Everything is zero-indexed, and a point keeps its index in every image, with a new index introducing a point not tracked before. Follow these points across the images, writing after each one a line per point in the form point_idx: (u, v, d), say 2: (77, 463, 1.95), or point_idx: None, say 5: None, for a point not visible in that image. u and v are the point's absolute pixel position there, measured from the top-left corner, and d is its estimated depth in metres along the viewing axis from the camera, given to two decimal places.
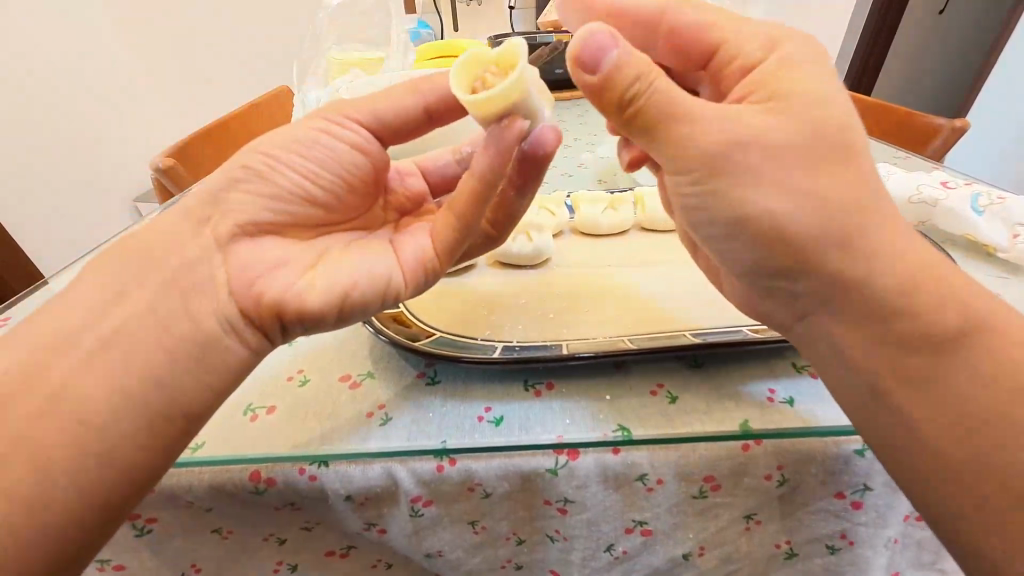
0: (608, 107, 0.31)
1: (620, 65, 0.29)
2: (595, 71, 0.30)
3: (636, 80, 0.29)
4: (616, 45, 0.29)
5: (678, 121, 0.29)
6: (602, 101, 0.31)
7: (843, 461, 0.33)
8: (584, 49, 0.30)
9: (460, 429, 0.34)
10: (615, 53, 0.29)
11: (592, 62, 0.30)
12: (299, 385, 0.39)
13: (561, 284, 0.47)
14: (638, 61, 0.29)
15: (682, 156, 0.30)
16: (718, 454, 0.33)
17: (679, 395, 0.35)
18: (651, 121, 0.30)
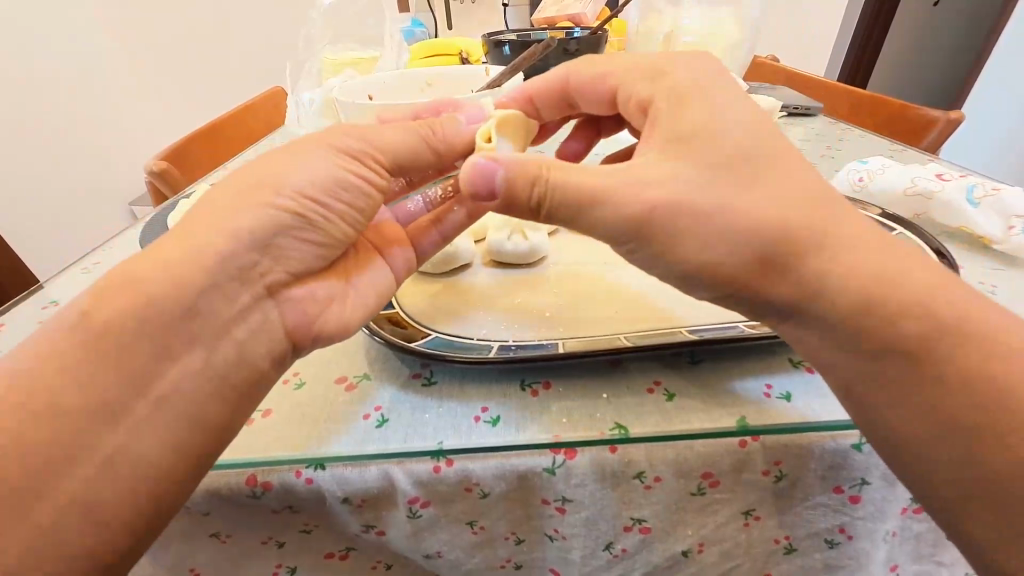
0: (520, 212, 0.35)
1: (512, 182, 0.34)
2: (493, 189, 0.34)
3: (538, 185, 0.33)
4: (498, 165, 0.34)
5: (592, 214, 0.33)
6: (512, 210, 0.35)
7: (839, 455, 0.33)
8: (473, 182, 0.34)
9: (457, 430, 0.34)
10: (501, 171, 0.34)
11: (490, 186, 0.34)
12: (296, 388, 0.38)
13: (557, 282, 0.47)
14: (524, 166, 0.34)
15: (601, 230, 0.33)
16: (715, 450, 0.33)
17: (676, 392, 0.35)
18: (563, 211, 0.34)
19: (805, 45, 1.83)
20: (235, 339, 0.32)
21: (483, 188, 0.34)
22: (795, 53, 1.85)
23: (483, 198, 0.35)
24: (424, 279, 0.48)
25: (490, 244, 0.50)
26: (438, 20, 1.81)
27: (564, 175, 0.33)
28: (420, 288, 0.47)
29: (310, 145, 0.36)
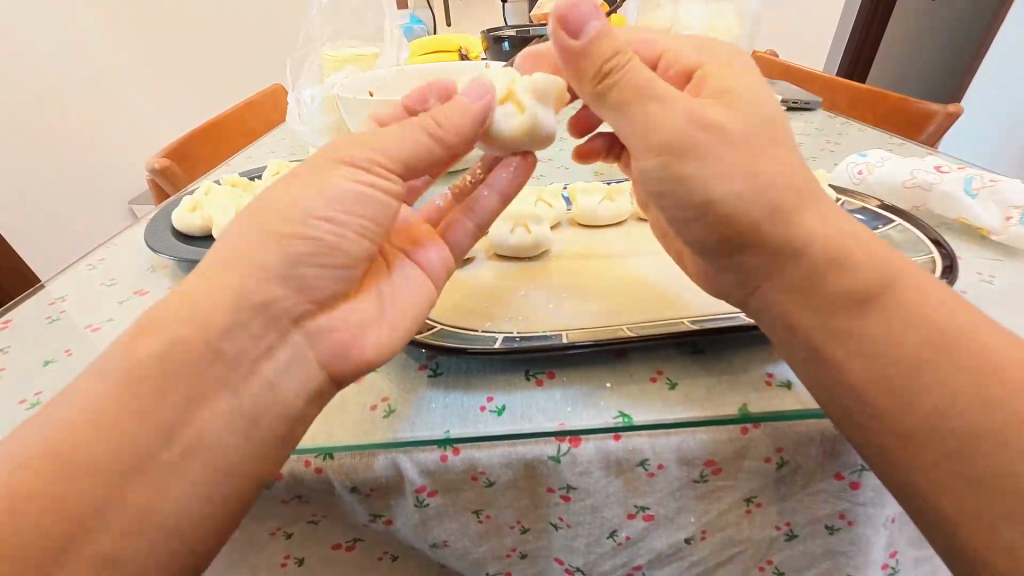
0: (583, 75, 0.35)
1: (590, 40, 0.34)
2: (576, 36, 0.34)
3: (614, 52, 0.33)
4: (592, 19, 0.34)
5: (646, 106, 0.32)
6: (579, 69, 0.35)
7: (839, 441, 0.33)
8: (567, 19, 0.34)
9: (464, 420, 0.34)
10: (596, 24, 0.34)
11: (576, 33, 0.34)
12: None
13: (561, 275, 0.47)
14: (614, 37, 0.34)
15: (643, 123, 0.32)
16: (718, 437, 0.34)
17: (679, 381, 0.36)
18: (620, 91, 0.33)
19: (804, 44, 1.83)
20: (267, 375, 0.31)
21: (572, 31, 0.34)
22: (794, 51, 1.86)
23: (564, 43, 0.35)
24: None
25: (494, 238, 0.51)
26: (437, 19, 1.82)
27: (640, 61, 0.33)
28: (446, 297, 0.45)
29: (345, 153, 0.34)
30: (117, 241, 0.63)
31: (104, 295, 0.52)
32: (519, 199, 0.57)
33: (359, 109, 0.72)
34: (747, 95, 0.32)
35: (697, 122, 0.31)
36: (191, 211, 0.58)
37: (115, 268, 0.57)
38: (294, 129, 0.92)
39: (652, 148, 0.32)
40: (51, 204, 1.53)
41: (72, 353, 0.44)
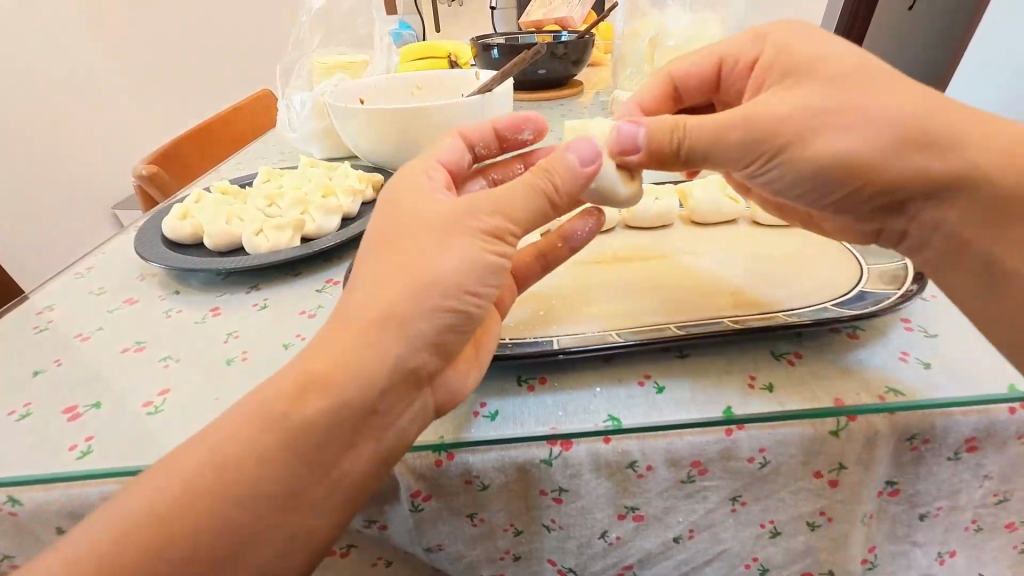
0: (667, 162, 0.40)
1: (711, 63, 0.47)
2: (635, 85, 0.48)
3: (669, 132, 0.39)
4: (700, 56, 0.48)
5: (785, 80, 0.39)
6: (656, 161, 0.40)
7: (818, 441, 0.35)
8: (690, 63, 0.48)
9: (458, 424, 0.35)
10: (641, 130, 0.40)
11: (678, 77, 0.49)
12: None
13: (551, 282, 0.48)
14: (663, 123, 0.39)
15: (749, 147, 0.37)
16: (703, 440, 0.35)
17: (666, 385, 0.37)
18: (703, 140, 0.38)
19: None
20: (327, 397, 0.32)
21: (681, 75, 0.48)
22: None
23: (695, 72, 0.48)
24: None
25: None
26: (425, 25, 1.84)
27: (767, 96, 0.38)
28: None
29: (418, 210, 0.33)
30: (107, 248, 0.63)
31: (94, 305, 0.52)
32: None
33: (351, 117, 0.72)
34: (802, 97, 0.36)
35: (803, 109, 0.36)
36: (181, 219, 0.58)
37: (105, 277, 0.57)
38: (284, 134, 0.92)
39: (756, 155, 0.37)
40: (40, 208, 1.52)
41: (63, 363, 0.44)
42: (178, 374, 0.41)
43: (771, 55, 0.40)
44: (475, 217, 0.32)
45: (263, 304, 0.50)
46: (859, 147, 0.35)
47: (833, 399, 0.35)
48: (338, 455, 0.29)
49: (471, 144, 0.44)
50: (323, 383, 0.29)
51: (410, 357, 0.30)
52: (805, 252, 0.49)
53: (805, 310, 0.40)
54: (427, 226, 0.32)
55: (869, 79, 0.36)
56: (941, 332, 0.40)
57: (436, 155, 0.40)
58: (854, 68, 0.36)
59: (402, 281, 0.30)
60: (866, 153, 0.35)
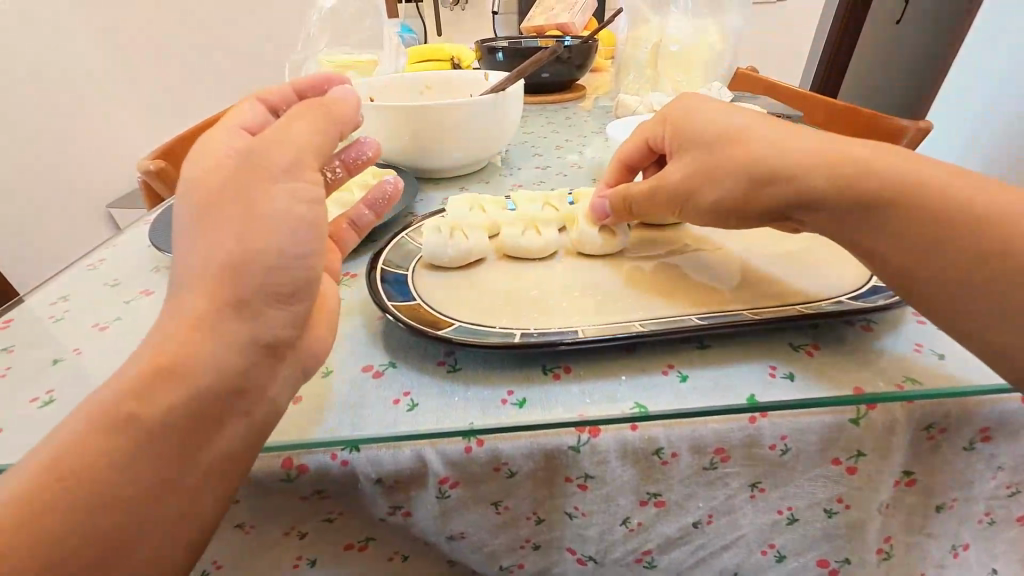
0: (623, 216, 0.51)
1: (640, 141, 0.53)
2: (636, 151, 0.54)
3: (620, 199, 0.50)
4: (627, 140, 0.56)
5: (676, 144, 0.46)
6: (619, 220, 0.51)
7: (838, 429, 0.36)
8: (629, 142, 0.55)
9: (486, 411, 0.35)
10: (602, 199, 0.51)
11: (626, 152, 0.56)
12: (323, 376, 0.39)
13: (570, 275, 0.49)
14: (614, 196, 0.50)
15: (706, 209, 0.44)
16: (727, 427, 0.36)
17: (689, 374, 0.38)
18: (659, 198, 0.47)
19: None
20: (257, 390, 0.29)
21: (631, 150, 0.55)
22: None
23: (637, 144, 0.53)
24: (443, 275, 0.48)
25: (503, 240, 0.51)
26: (426, 29, 1.85)
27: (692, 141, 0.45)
28: (488, 312, 0.43)
29: (220, 149, 0.31)
30: (118, 242, 0.62)
31: (109, 296, 0.51)
32: (523, 203, 0.56)
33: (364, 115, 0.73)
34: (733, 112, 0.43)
35: (693, 175, 0.44)
36: None
37: (116, 269, 0.57)
38: None
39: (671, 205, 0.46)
40: (36, 204, 1.50)
41: (82, 353, 0.43)
42: None
43: (669, 121, 0.48)
44: (302, 170, 0.30)
45: None
46: (724, 194, 0.42)
47: (853, 388, 0.36)
48: (213, 440, 0.26)
49: (274, 108, 0.38)
50: (181, 364, 0.25)
51: (268, 332, 0.28)
52: (816, 249, 0.50)
53: (821, 304, 0.41)
54: (239, 164, 0.30)
55: (741, 134, 0.41)
56: None
57: (235, 120, 0.34)
58: (711, 131, 0.43)
59: (214, 261, 0.27)
60: (721, 193, 0.42)
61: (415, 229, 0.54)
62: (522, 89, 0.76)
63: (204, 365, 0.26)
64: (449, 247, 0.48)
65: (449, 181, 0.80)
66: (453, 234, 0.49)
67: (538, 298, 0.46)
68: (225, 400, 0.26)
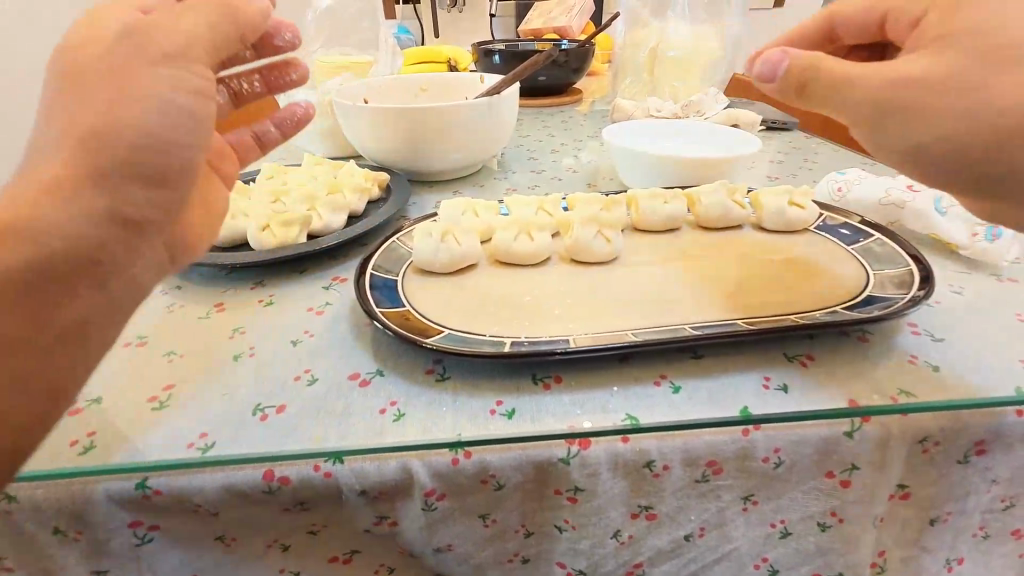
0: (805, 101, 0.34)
1: (803, 65, 0.33)
2: (782, 80, 0.34)
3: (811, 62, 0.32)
4: (784, 50, 0.33)
5: (884, 125, 0.32)
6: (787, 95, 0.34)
7: (833, 442, 0.35)
8: (758, 65, 0.34)
9: (474, 422, 0.35)
10: (788, 58, 0.33)
11: (772, 76, 0.34)
12: (309, 384, 0.38)
13: (563, 281, 0.48)
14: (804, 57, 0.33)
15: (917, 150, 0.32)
16: (720, 440, 0.35)
17: (682, 385, 0.37)
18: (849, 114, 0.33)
19: None
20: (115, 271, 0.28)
21: (765, 78, 0.34)
22: None
23: (765, 88, 0.35)
24: (434, 280, 0.48)
25: (496, 244, 0.50)
26: (423, 30, 1.85)
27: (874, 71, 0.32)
28: (479, 319, 0.43)
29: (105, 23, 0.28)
30: None
31: None
32: (518, 206, 0.55)
33: (358, 116, 0.72)
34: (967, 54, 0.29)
35: (921, 106, 0.30)
36: None
37: None
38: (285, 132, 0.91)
39: (856, 116, 0.33)
40: None
41: None
42: (182, 369, 0.40)
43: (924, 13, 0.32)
44: (189, 59, 0.27)
45: (268, 300, 0.49)
46: (942, 145, 0.31)
47: (848, 400, 0.35)
48: (53, 311, 0.26)
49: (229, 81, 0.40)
50: (25, 228, 0.24)
51: (136, 215, 0.27)
52: (812, 257, 0.50)
53: (816, 314, 0.41)
54: (119, 38, 0.27)
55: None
56: (949, 336, 0.41)
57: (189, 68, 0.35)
58: (996, 40, 0.29)
59: (78, 136, 0.25)
60: (949, 70, 0.30)
61: (406, 233, 0.53)
62: (518, 92, 0.75)
63: (64, 224, 0.25)
64: (440, 251, 0.47)
65: (444, 184, 0.80)
66: (445, 238, 0.48)
67: (531, 304, 0.45)
68: (74, 264, 0.25)
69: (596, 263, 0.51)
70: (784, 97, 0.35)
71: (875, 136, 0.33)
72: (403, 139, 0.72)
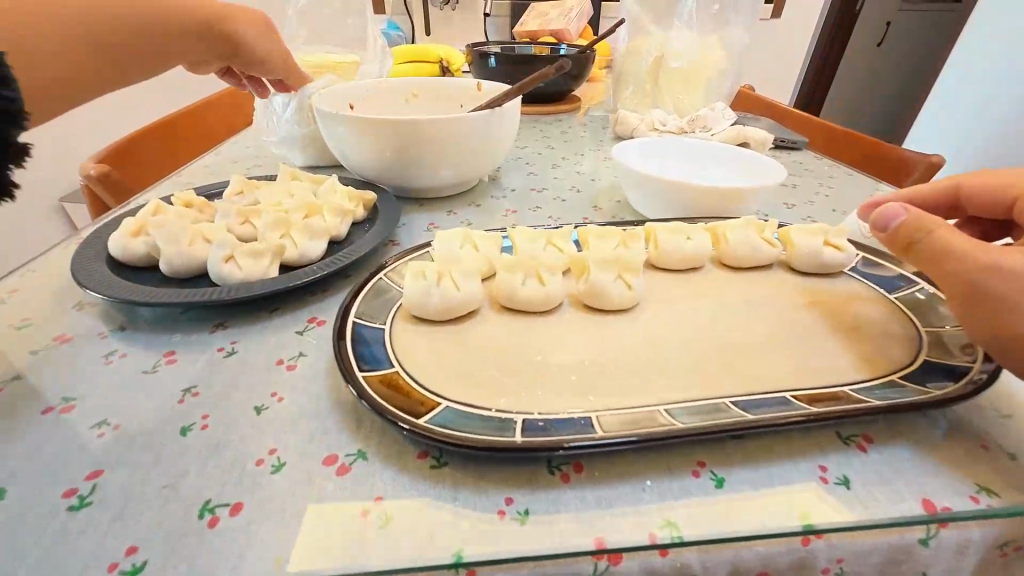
0: (906, 257, 0.36)
1: (914, 226, 0.35)
2: (892, 233, 0.36)
3: (922, 230, 0.35)
4: (903, 207, 0.36)
5: (982, 309, 0.33)
6: (900, 251, 0.36)
7: (903, 551, 0.30)
8: (875, 215, 0.37)
9: (479, 531, 0.28)
10: (905, 215, 0.36)
11: (885, 226, 0.36)
12: (273, 472, 0.31)
13: (577, 332, 0.42)
14: (924, 219, 0.35)
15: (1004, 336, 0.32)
16: (774, 550, 0.29)
17: (725, 476, 0.31)
18: (948, 286, 0.34)
19: None
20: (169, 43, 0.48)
21: (877, 226, 0.37)
22: None
23: (876, 235, 0.37)
24: (427, 329, 0.41)
25: (500, 287, 0.44)
26: (414, 28, 1.77)
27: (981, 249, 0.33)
28: (482, 383, 0.36)
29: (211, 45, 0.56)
30: (37, 267, 0.52)
31: (14, 342, 0.42)
32: (524, 241, 0.49)
33: (341, 125, 0.64)
34: None
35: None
36: (134, 237, 0.49)
37: (30, 305, 0.47)
38: (261, 137, 0.83)
39: (955, 293, 0.34)
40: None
41: None
42: (115, 447, 0.32)
43: None
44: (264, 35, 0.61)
45: (231, 350, 0.42)
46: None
47: (922, 501, 0.30)
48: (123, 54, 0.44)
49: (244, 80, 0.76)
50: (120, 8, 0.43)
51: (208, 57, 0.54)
52: (852, 308, 0.44)
53: (871, 387, 0.36)
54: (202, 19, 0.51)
55: None
56: (1017, 411, 0.36)
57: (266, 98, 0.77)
58: None
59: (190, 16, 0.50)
60: None
61: (394, 270, 0.46)
62: (520, 104, 0.68)
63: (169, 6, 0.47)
64: (435, 296, 0.41)
65: (436, 201, 0.73)
66: (441, 280, 0.42)
67: (541, 362, 0.38)
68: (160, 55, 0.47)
69: (611, 311, 0.45)
70: (891, 247, 0.37)
71: (973, 315, 0.34)
72: (392, 153, 0.64)
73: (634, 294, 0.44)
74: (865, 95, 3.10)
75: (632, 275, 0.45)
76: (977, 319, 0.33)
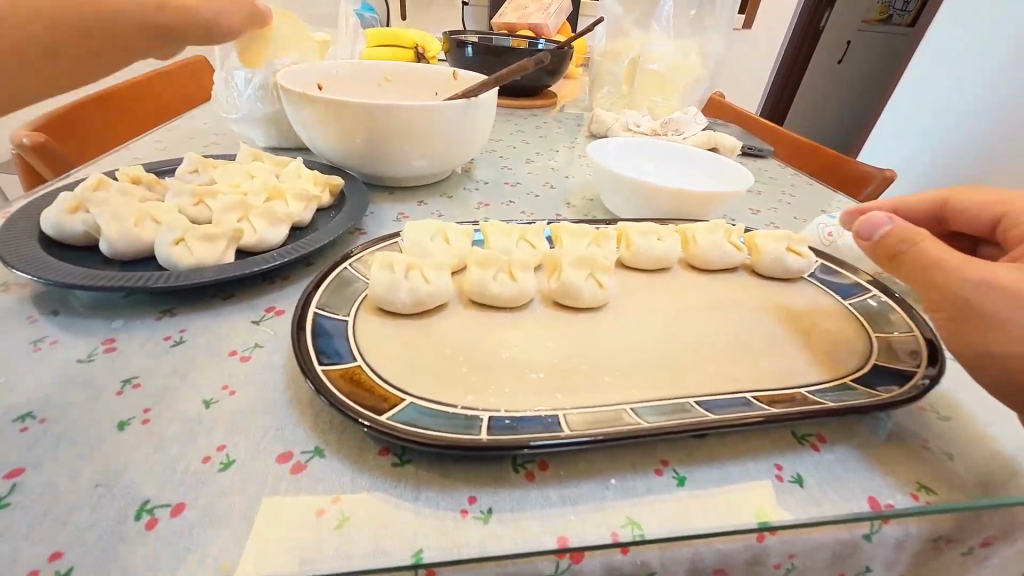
0: (889, 265, 0.36)
1: (899, 236, 0.35)
2: (875, 243, 0.36)
3: (909, 239, 0.34)
4: (890, 217, 0.36)
5: (960, 321, 0.32)
6: (884, 259, 0.36)
7: (850, 546, 0.31)
8: (860, 222, 0.37)
9: (441, 531, 0.27)
10: (892, 223, 0.35)
11: (870, 234, 0.36)
12: (221, 470, 0.29)
13: (546, 329, 0.42)
14: (910, 229, 0.35)
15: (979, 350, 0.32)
16: (730, 547, 0.30)
17: (687, 475, 0.32)
18: (929, 296, 0.33)
19: None
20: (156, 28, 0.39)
21: (861, 234, 0.37)
22: None
23: (859, 243, 0.37)
24: (392, 323, 0.39)
25: (471, 281, 0.43)
26: (389, 10, 1.72)
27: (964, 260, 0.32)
28: (449, 380, 0.35)
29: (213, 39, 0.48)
30: None
31: None
32: (497, 237, 0.48)
33: (308, 106, 0.61)
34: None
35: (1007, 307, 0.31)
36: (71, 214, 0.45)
37: None
38: (221, 113, 0.78)
39: (934, 304, 0.33)
40: None
41: None
42: (41, 442, 0.30)
43: None
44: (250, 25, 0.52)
45: (179, 339, 0.39)
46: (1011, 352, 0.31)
47: (868, 498, 0.31)
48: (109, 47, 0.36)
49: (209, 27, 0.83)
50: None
51: None
52: (809, 312, 0.46)
53: (826, 388, 0.37)
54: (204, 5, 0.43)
55: None
56: (955, 414, 0.38)
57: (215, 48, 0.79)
58: None
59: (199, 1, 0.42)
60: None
61: (360, 260, 0.45)
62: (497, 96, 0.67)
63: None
64: (402, 289, 0.39)
65: (407, 191, 0.71)
66: (410, 272, 0.41)
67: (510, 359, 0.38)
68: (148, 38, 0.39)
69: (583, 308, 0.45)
70: (873, 255, 0.36)
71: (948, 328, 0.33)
72: (362, 138, 0.62)
73: (605, 292, 0.44)
74: (825, 108, 3.26)
75: (603, 274, 0.45)
76: (952, 333, 0.33)
